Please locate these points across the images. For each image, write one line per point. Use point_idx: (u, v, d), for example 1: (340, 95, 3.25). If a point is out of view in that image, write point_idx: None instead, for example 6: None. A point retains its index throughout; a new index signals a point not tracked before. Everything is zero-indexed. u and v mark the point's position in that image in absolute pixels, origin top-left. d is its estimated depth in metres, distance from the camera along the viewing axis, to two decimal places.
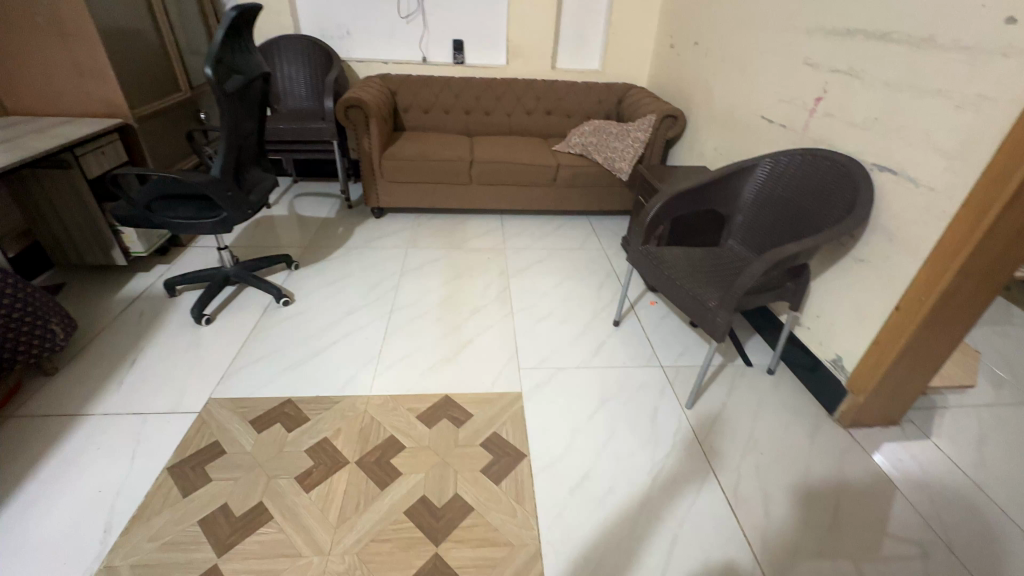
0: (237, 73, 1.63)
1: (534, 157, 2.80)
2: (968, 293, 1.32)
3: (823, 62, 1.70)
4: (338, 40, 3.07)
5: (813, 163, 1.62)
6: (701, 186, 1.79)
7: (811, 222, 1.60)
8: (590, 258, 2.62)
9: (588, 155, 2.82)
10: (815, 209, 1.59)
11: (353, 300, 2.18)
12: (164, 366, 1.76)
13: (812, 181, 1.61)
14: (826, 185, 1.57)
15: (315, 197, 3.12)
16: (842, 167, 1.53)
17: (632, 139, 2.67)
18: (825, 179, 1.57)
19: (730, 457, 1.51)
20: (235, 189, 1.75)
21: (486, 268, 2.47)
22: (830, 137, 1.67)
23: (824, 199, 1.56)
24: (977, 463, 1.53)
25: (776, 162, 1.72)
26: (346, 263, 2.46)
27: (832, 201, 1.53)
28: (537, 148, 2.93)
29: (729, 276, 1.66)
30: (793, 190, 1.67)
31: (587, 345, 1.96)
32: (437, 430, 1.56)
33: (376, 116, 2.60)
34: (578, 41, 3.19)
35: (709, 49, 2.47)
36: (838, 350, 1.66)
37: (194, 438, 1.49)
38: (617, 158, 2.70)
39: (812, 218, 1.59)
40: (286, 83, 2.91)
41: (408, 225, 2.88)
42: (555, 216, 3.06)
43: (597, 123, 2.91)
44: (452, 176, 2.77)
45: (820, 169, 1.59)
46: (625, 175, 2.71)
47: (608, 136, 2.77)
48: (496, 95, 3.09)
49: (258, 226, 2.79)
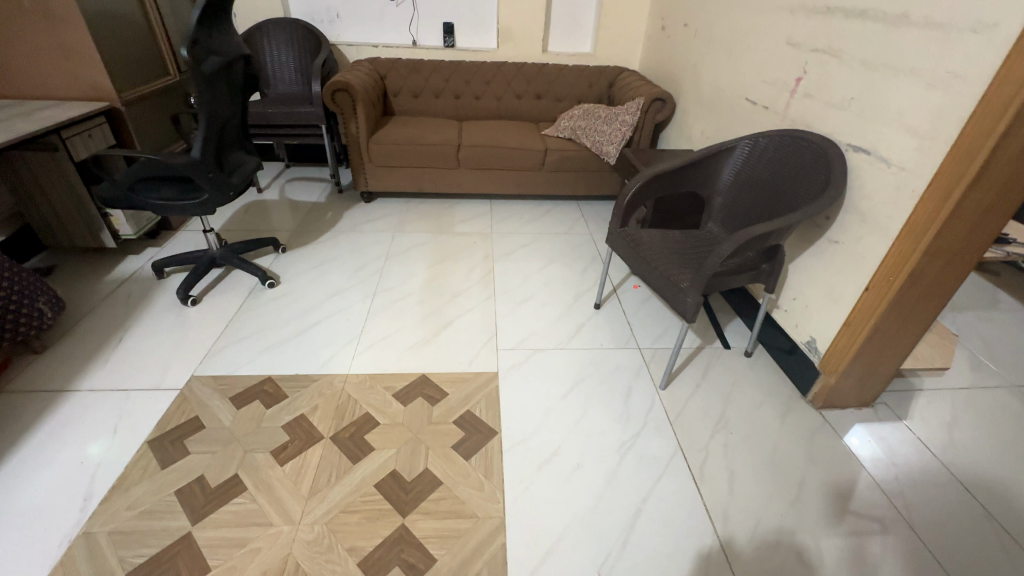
0: (214, 55, 1.64)
1: (522, 141, 2.80)
2: (936, 274, 1.32)
3: (803, 42, 1.68)
4: (329, 24, 3.06)
5: (791, 144, 1.61)
6: (679, 168, 1.78)
7: (786, 204, 1.59)
8: (577, 243, 2.63)
9: (576, 139, 2.80)
10: (791, 191, 1.58)
11: (338, 282, 2.21)
12: (149, 345, 1.80)
13: (789, 163, 1.60)
14: (801, 167, 1.56)
15: (306, 182, 3.14)
16: (817, 147, 1.53)
17: (620, 122, 2.66)
18: (800, 160, 1.57)
19: (700, 436, 1.53)
20: (217, 171, 1.78)
21: (471, 252, 2.49)
22: (809, 117, 1.66)
23: (801, 180, 1.55)
24: (945, 445, 1.54)
25: (756, 143, 1.71)
26: (333, 246, 2.48)
27: (808, 183, 1.53)
28: (526, 132, 2.92)
29: (704, 259, 1.67)
30: (771, 172, 1.66)
31: (566, 328, 1.98)
32: (413, 408, 1.59)
33: (363, 99, 2.60)
34: (569, 24, 3.16)
35: (698, 31, 2.44)
36: (812, 332, 1.66)
37: (175, 413, 1.53)
38: (605, 142, 2.69)
39: (788, 200, 1.58)
40: (275, 66, 2.90)
41: (397, 210, 2.89)
42: (544, 201, 3.06)
43: (587, 107, 2.89)
44: (440, 161, 2.78)
45: (799, 150, 1.58)
46: (612, 159, 2.70)
47: (597, 119, 2.75)
48: (486, 78, 3.08)
49: (249, 210, 2.82)
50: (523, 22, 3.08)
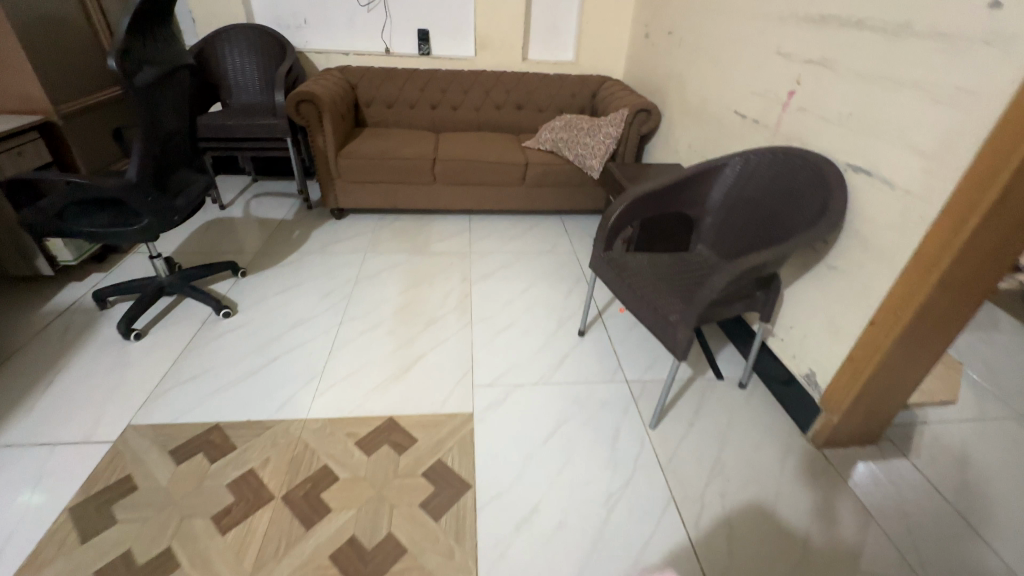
0: (148, 65, 1.47)
1: (501, 154, 2.66)
2: (948, 307, 1.20)
3: (794, 52, 1.57)
4: (295, 30, 2.89)
5: (786, 163, 1.49)
6: (667, 187, 1.65)
7: (782, 227, 1.46)
8: (561, 262, 2.49)
9: (559, 152, 2.67)
10: (788, 214, 1.45)
11: (303, 311, 2.04)
12: (83, 389, 1.61)
13: (784, 183, 1.48)
14: (798, 187, 1.44)
15: (274, 197, 2.96)
16: (815, 167, 1.41)
17: (603, 135, 2.53)
18: (798, 180, 1.45)
19: (694, 484, 1.40)
20: (157, 193, 1.60)
21: (448, 274, 2.34)
22: (803, 133, 1.54)
23: (798, 202, 1.43)
24: (957, 487, 1.43)
25: (748, 161, 1.59)
26: (299, 270, 2.31)
27: (805, 203, 1.40)
28: (505, 145, 2.78)
29: (695, 287, 1.54)
30: (765, 193, 1.54)
31: (548, 359, 1.83)
32: (377, 458, 1.43)
33: (330, 111, 2.44)
34: (549, 31, 3.04)
35: (682, 39, 2.33)
36: (811, 364, 1.54)
37: (104, 471, 1.35)
38: (588, 155, 2.56)
39: (785, 222, 1.46)
40: (236, 75, 2.72)
41: (370, 227, 2.73)
42: (525, 216, 2.93)
43: (569, 118, 2.77)
44: (414, 176, 2.63)
45: (796, 170, 1.46)
46: (596, 173, 2.57)
47: (579, 131, 2.63)
48: (463, 88, 2.94)
49: (209, 228, 2.63)
50: (501, 29, 2.95)
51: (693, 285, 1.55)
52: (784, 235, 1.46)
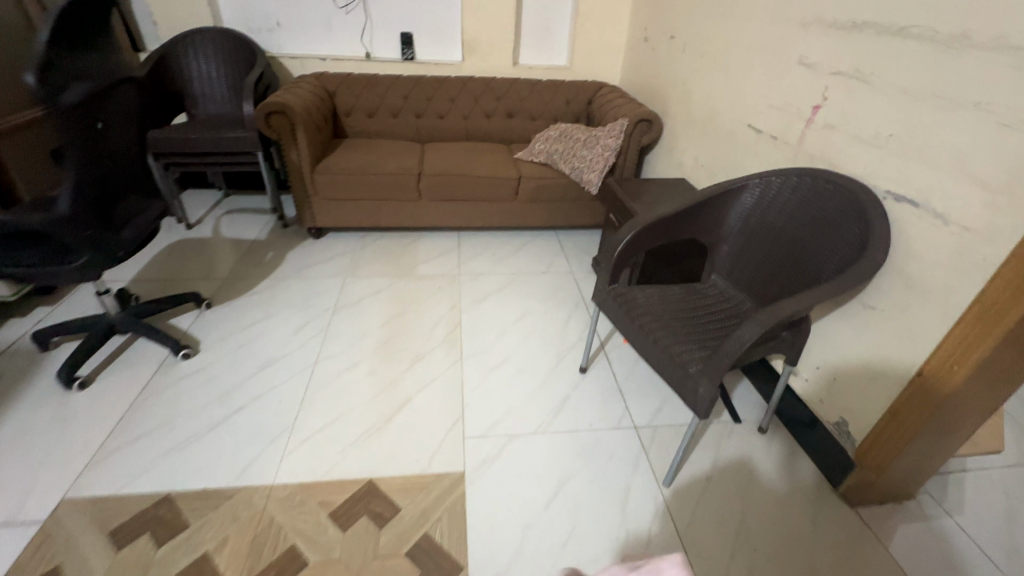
0: (80, 80, 1.24)
1: (492, 167, 2.47)
2: (1012, 361, 1.04)
3: (820, 62, 1.40)
4: (267, 33, 2.68)
5: (816, 187, 1.32)
6: (679, 214, 1.48)
7: (814, 262, 1.30)
8: (557, 284, 2.31)
9: (554, 165, 2.50)
10: (821, 248, 1.28)
11: (275, 348, 1.84)
12: (13, 452, 1.39)
13: (814, 211, 1.32)
14: (830, 217, 1.28)
15: (247, 214, 2.75)
16: (848, 195, 1.24)
17: (600, 147, 2.36)
18: (830, 208, 1.28)
19: (717, 558, 1.23)
20: (97, 226, 1.38)
21: (436, 300, 2.15)
22: (832, 153, 1.37)
23: (831, 236, 1.26)
24: (1009, 551, 1.27)
25: (770, 184, 1.43)
26: (272, 299, 2.11)
27: (840, 237, 1.24)
28: (497, 157, 2.60)
29: (714, 330, 1.37)
30: (792, 221, 1.37)
31: (547, 402, 1.65)
32: (354, 533, 1.24)
33: (304, 123, 2.23)
34: (542, 34, 2.86)
35: (686, 45, 2.16)
36: (842, 412, 1.38)
37: (28, 562, 1.15)
38: (586, 169, 2.38)
39: (816, 257, 1.29)
40: (202, 82, 2.50)
41: (351, 247, 2.53)
42: (519, 232, 2.75)
43: (564, 127, 2.59)
44: (398, 192, 2.43)
45: (828, 197, 1.29)
46: (595, 187, 2.38)
47: (575, 143, 2.45)
48: (450, 95, 2.74)
49: (174, 251, 2.41)
50: (490, 32, 2.76)
51: (712, 327, 1.39)
52: (815, 272, 1.29)
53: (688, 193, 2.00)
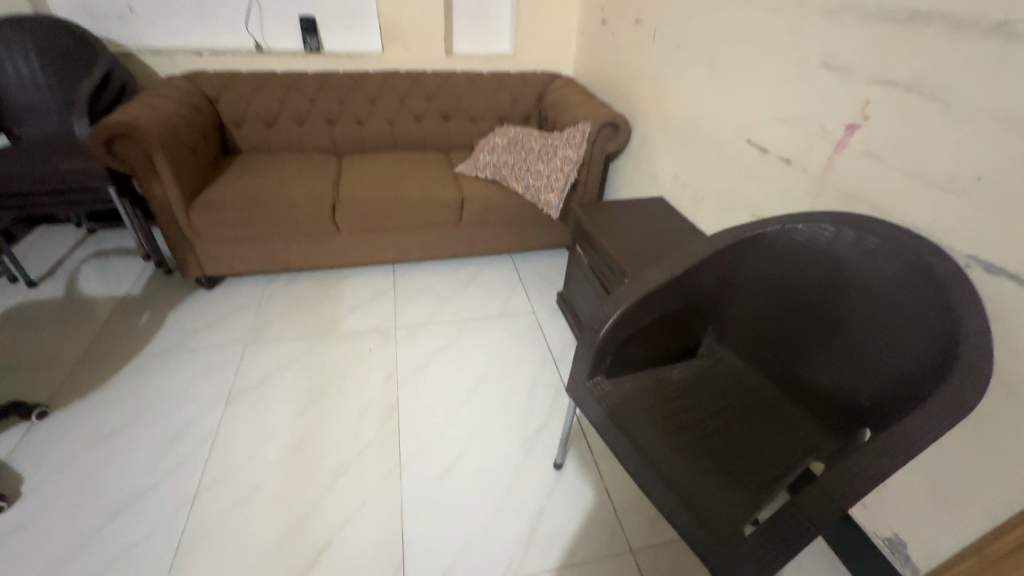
0: None
1: (427, 188, 1.99)
2: None
3: (856, 65, 1.02)
4: (115, 21, 2.03)
5: (865, 242, 0.97)
6: (679, 279, 1.09)
7: (872, 348, 0.95)
8: (518, 331, 1.90)
9: (503, 181, 2.06)
10: (882, 329, 0.93)
11: (138, 475, 1.34)
12: None
13: (867, 277, 0.96)
14: (890, 289, 0.93)
15: (115, 260, 2.14)
16: (916, 259, 0.89)
17: (558, 160, 1.92)
18: (888, 275, 0.93)
19: None
20: None
21: (365, 370, 1.69)
22: (879, 192, 1.01)
23: (896, 315, 0.91)
24: None
25: (794, 235, 1.07)
26: (140, 390, 1.58)
27: (911, 318, 0.89)
28: (434, 173, 2.11)
29: (739, 443, 1.01)
30: (834, 287, 1.02)
31: (515, 523, 1.26)
32: None
33: (162, 148, 1.66)
34: (478, 16, 2.35)
35: (656, 30, 1.74)
36: (896, 528, 1.08)
37: None
38: (543, 187, 1.95)
39: (876, 342, 0.94)
40: (24, 91, 1.87)
41: (256, 297, 2.00)
42: (467, 259, 2.30)
43: (513, 133, 2.13)
44: (310, 227, 1.92)
45: (884, 259, 0.94)
46: (555, 210, 1.97)
47: (528, 153, 2.01)
48: (370, 95, 2.21)
49: (6, 323, 1.81)
50: (413, 14, 2.22)
51: (737, 435, 1.03)
52: (875, 363, 0.94)
53: (671, 221, 1.62)
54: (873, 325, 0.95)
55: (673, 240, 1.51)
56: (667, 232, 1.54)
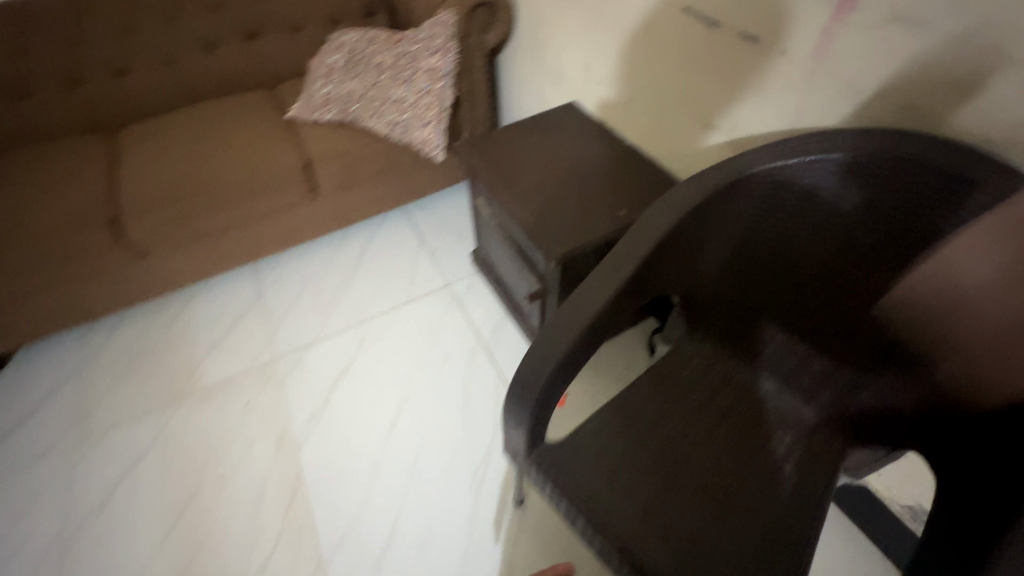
0: None
1: (255, 156, 1.42)
2: None
3: None
4: None
5: (908, 179, 0.63)
6: (635, 276, 0.71)
7: (920, 331, 0.67)
8: (434, 320, 1.49)
9: (359, 121, 1.48)
10: (937, 306, 0.64)
11: None
12: None
13: (911, 230, 0.65)
14: (948, 248, 0.62)
15: None
16: (999, 204, 0.57)
17: (422, 78, 1.36)
18: (947, 230, 0.62)
19: None
20: None
21: (249, 435, 1.28)
22: (914, 89, 0.64)
23: (961, 287, 0.62)
24: None
25: (791, 179, 0.71)
26: None
27: (986, 293, 0.60)
28: (257, 130, 1.48)
29: (750, 489, 0.74)
30: (857, 248, 0.70)
31: None
32: None
33: None
34: None
35: None
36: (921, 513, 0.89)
37: None
38: (411, 121, 1.41)
39: (927, 324, 0.66)
40: None
41: (66, 368, 1.42)
42: (349, 229, 1.72)
43: (351, 46, 1.49)
44: (98, 257, 1.32)
45: (934, 205, 0.62)
46: (437, 149, 1.44)
47: (380, 74, 1.42)
48: (122, 25, 1.46)
49: None
50: None
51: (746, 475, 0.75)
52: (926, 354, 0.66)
53: (596, 144, 1.18)
54: (922, 300, 0.66)
55: (601, 178, 1.10)
56: (592, 167, 1.13)
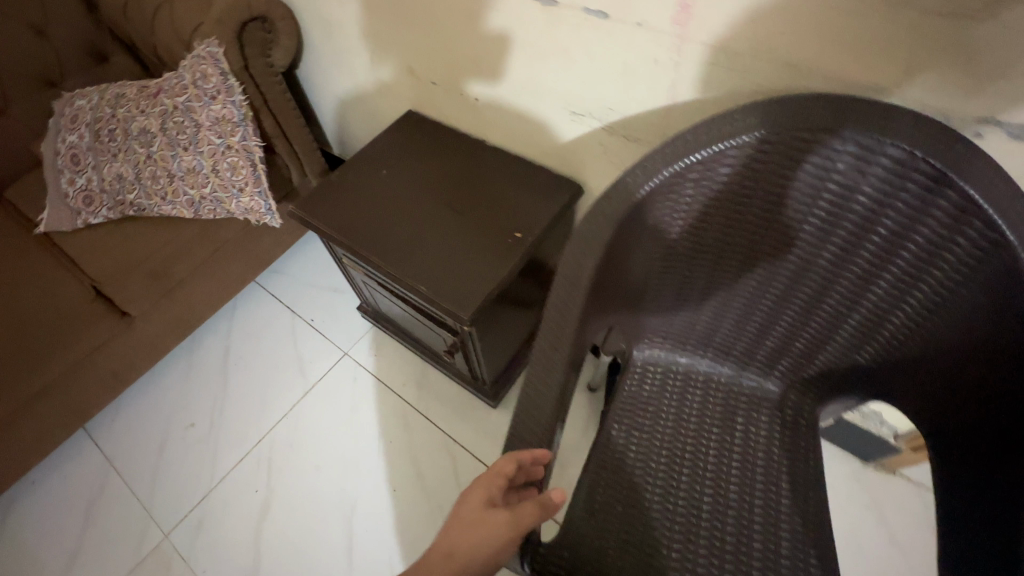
0: None
1: (29, 305, 1.04)
2: None
3: None
4: None
5: (818, 148, 0.57)
6: (571, 335, 0.62)
7: (863, 292, 0.64)
8: (348, 400, 1.27)
9: (152, 208, 1.14)
10: (871, 263, 0.62)
11: None
12: None
13: (833, 197, 0.60)
14: (873, 207, 0.59)
15: None
16: (916, 156, 0.53)
17: (211, 135, 1.05)
18: (868, 190, 0.58)
19: None
20: None
21: None
22: (800, 40, 0.57)
23: (890, 239, 0.59)
24: None
25: (700, 176, 0.62)
26: None
27: (922, 245, 0.58)
28: (15, 272, 1.09)
29: (758, 493, 0.72)
30: (783, 227, 0.65)
31: None
32: None
33: None
34: None
35: None
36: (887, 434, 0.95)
37: None
38: (223, 193, 1.11)
39: (869, 284, 0.63)
40: None
41: None
42: (199, 332, 1.39)
43: (90, 115, 1.10)
44: None
45: (850, 165, 0.57)
46: (271, 214, 1.16)
47: (152, 144, 1.07)
48: None
49: None
50: None
51: (749, 480, 0.73)
52: (876, 311, 0.64)
53: (458, 160, 1.01)
54: (859, 262, 0.63)
55: (480, 200, 0.95)
56: (465, 189, 0.97)
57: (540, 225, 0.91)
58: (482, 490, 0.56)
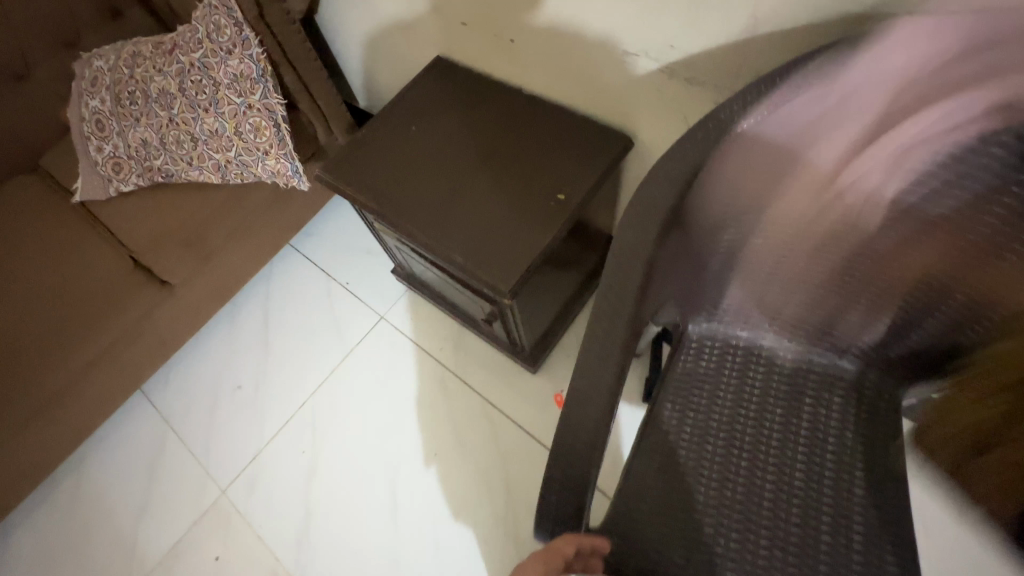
0: None
1: (74, 277, 1.06)
2: None
3: None
4: None
5: (944, 89, 0.49)
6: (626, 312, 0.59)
7: (981, 260, 0.55)
8: (386, 365, 1.27)
9: (179, 176, 1.11)
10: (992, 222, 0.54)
11: None
12: None
13: (958, 147, 0.52)
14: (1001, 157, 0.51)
15: None
16: None
17: (232, 95, 0.99)
18: (1010, 136, 0.49)
19: None
20: None
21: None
22: None
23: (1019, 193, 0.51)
24: None
25: None
26: None
27: None
28: (59, 243, 1.10)
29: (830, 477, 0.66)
30: (890, 183, 0.56)
31: None
32: None
33: None
34: None
35: None
36: None
37: None
38: (247, 156, 1.05)
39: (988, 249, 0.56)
40: None
41: None
42: (238, 298, 1.40)
43: (110, 78, 1.06)
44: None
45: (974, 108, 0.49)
46: (299, 177, 1.10)
47: (172, 107, 1.03)
48: None
49: None
50: None
51: (816, 471, 0.66)
52: (993, 284, 0.56)
53: (493, 114, 0.92)
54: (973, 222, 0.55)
55: (519, 159, 0.87)
56: (501, 147, 0.88)
57: (584, 186, 0.82)
58: (544, 565, 0.55)
